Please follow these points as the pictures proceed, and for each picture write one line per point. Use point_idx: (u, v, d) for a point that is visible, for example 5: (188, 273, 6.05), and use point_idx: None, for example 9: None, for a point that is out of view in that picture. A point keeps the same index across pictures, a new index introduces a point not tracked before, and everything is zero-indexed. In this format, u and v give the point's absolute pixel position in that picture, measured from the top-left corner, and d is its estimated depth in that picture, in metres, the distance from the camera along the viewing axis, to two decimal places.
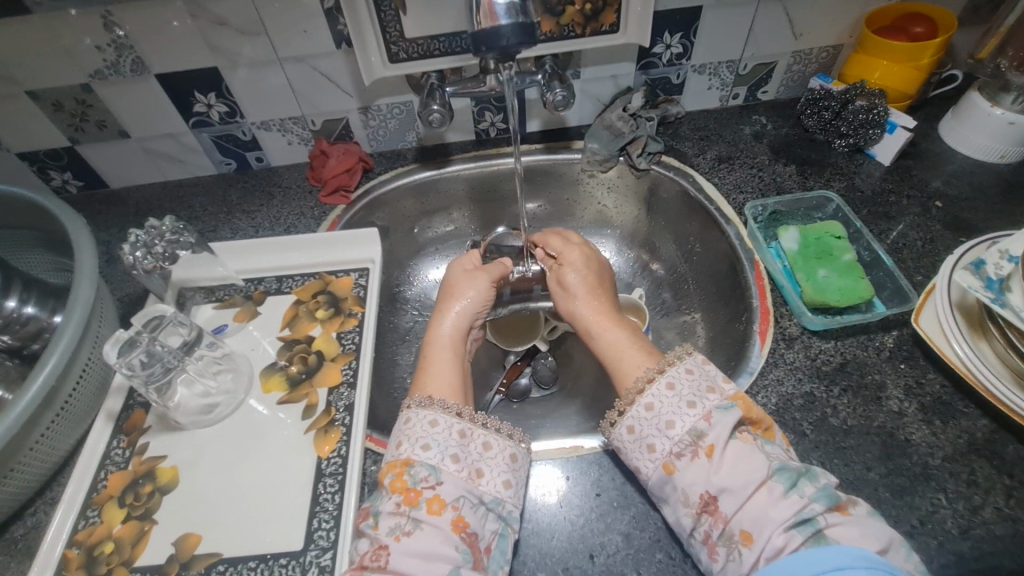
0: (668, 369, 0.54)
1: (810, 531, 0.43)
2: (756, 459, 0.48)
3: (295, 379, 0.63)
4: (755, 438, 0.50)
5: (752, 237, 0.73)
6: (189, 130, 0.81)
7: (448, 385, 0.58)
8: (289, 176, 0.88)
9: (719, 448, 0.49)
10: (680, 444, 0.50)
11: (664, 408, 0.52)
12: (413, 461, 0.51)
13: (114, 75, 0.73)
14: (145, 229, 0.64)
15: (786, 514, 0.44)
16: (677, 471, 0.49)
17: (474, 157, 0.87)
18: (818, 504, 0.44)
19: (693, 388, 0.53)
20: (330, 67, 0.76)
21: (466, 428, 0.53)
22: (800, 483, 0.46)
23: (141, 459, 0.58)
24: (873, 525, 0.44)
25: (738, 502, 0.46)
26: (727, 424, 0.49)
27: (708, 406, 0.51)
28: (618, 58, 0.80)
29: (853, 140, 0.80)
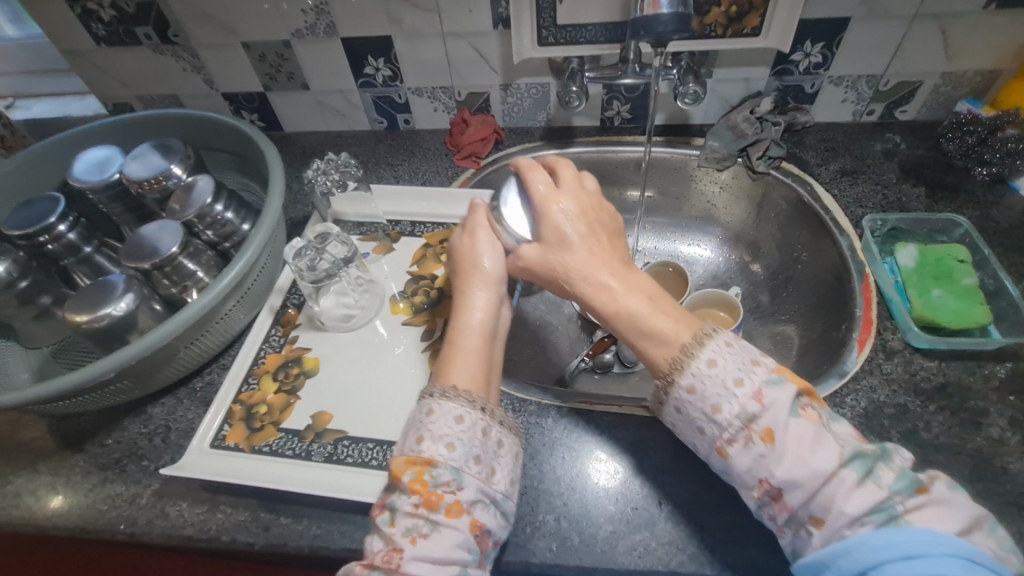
0: (706, 343, 0.49)
1: (884, 519, 0.42)
2: (826, 446, 0.44)
3: (418, 308, 0.73)
4: (819, 415, 0.47)
5: (867, 250, 0.73)
6: (357, 88, 0.95)
7: (475, 380, 0.54)
8: (429, 139, 0.99)
9: (777, 432, 0.45)
10: (731, 429, 0.46)
11: (708, 390, 0.47)
12: (435, 462, 0.48)
13: (310, 35, 0.87)
14: (327, 160, 0.80)
15: (861, 507, 0.42)
16: (730, 457, 0.46)
17: (595, 142, 0.94)
18: (899, 494, 0.43)
19: (737, 363, 0.48)
20: (485, 46, 0.86)
21: (487, 425, 0.51)
22: (876, 468, 0.44)
23: (292, 347, 0.71)
24: (955, 502, 0.43)
25: (807, 495, 0.44)
26: (783, 402, 0.45)
27: (758, 383, 0.47)
28: (753, 61, 0.83)
29: (996, 168, 0.77)
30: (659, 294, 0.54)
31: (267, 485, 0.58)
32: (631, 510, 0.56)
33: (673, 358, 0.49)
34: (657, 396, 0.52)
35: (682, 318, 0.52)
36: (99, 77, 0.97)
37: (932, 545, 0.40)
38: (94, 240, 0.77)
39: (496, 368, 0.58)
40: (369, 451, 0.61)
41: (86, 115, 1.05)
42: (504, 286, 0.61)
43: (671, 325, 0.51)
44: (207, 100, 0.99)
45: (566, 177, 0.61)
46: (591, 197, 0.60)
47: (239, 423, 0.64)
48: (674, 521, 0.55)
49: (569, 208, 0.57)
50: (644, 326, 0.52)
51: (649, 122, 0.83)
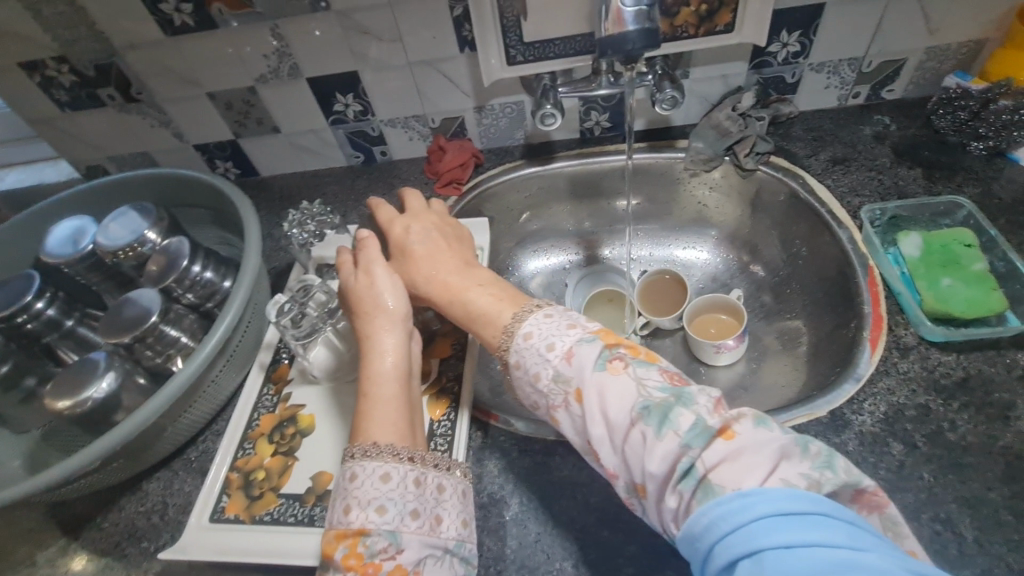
0: (525, 320, 0.55)
1: (692, 481, 0.40)
2: (624, 399, 0.46)
3: None
4: (626, 364, 0.48)
5: (868, 242, 0.70)
6: (329, 126, 0.93)
7: (394, 428, 0.53)
8: (408, 169, 0.97)
9: (585, 389, 0.48)
10: (552, 394, 0.50)
11: (528, 362, 0.52)
12: (367, 530, 0.46)
13: (274, 78, 0.85)
14: (300, 210, 0.77)
15: (660, 464, 0.42)
16: (563, 422, 0.50)
17: (577, 155, 0.92)
18: (693, 449, 0.41)
19: (552, 330, 0.53)
20: (454, 70, 0.83)
21: (421, 474, 0.51)
22: (671, 416, 0.43)
23: (286, 405, 0.68)
24: (752, 439, 0.40)
25: (622, 454, 0.45)
26: (589, 359, 0.49)
27: (570, 345, 0.51)
28: (729, 57, 0.81)
29: (992, 142, 0.75)
30: (492, 282, 0.62)
31: (272, 559, 0.56)
32: (650, 548, 0.54)
33: (502, 337, 0.55)
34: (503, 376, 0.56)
35: (513, 298, 0.59)
36: (68, 143, 0.95)
37: (751, 505, 0.37)
38: (75, 313, 0.75)
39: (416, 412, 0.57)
40: None
41: (60, 181, 1.04)
42: (411, 321, 0.62)
43: (495, 305, 0.59)
44: (180, 153, 0.97)
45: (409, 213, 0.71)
46: (435, 216, 0.71)
47: (237, 493, 0.61)
48: None
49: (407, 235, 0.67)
50: (477, 311, 0.59)
51: (630, 131, 0.81)
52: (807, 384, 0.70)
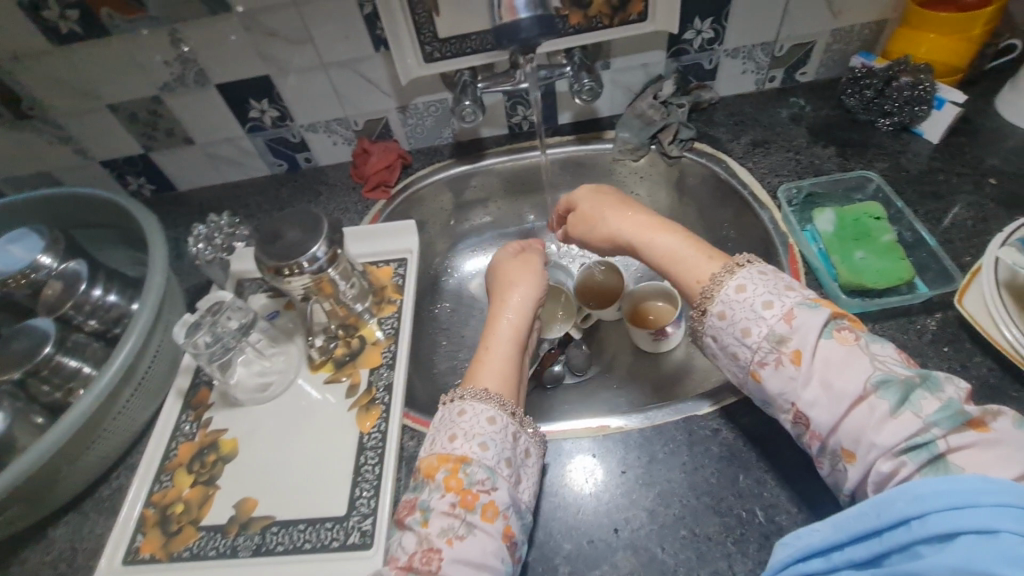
0: (736, 273, 0.52)
1: (925, 457, 0.40)
2: (857, 363, 0.44)
3: (340, 361, 0.68)
4: (856, 337, 0.46)
5: (787, 221, 0.71)
6: (246, 134, 0.88)
7: (499, 377, 0.59)
8: (335, 175, 0.93)
9: (806, 351, 0.46)
10: (761, 352, 0.48)
11: (737, 314, 0.50)
12: (469, 459, 0.50)
13: (180, 87, 0.80)
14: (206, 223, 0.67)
15: (891, 439, 0.41)
16: (764, 378, 0.48)
17: (507, 150, 0.90)
18: (938, 427, 0.40)
19: (770, 288, 0.50)
20: (371, 70, 0.81)
21: (518, 431, 0.53)
22: (913, 397, 0.42)
23: (207, 431, 0.64)
24: (1017, 439, 0.39)
25: (833, 418, 0.44)
26: (815, 323, 0.46)
27: (789, 305, 0.48)
28: (647, 46, 0.81)
29: (897, 118, 0.78)
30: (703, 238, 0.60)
31: None
32: (586, 545, 0.52)
33: (705, 286, 0.54)
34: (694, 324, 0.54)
35: (722, 254, 0.56)
36: None
37: (981, 493, 0.34)
38: None
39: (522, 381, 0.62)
40: (300, 534, 0.55)
41: None
42: (529, 302, 0.69)
43: (701, 258, 0.56)
44: (85, 171, 0.91)
45: (582, 193, 0.72)
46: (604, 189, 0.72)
47: (154, 530, 0.57)
48: (634, 548, 0.51)
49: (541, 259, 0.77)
50: (684, 260, 0.58)
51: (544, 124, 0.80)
52: None
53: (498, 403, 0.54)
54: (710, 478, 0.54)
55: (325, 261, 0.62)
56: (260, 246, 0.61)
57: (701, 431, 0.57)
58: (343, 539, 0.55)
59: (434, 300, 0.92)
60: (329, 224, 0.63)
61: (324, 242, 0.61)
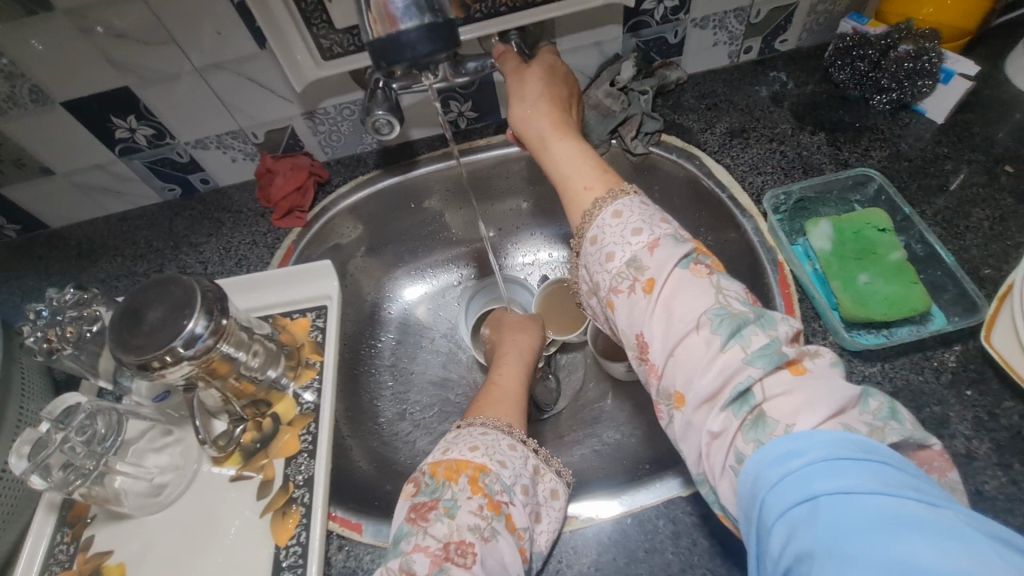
0: (618, 199, 0.48)
1: (747, 407, 0.36)
2: (702, 294, 0.41)
3: (249, 451, 0.55)
4: (711, 272, 0.42)
5: (774, 232, 0.60)
6: (118, 158, 0.72)
7: (501, 407, 0.54)
8: (240, 197, 0.78)
9: (659, 280, 0.42)
10: (619, 278, 0.44)
11: (606, 240, 0.46)
12: (488, 470, 0.44)
13: (14, 108, 0.63)
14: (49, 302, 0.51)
15: (712, 380, 0.37)
16: (617, 308, 0.44)
17: (442, 155, 0.76)
18: (754, 368, 0.37)
19: (644, 218, 0.46)
20: (261, 72, 0.65)
21: (539, 465, 0.48)
22: (743, 331, 0.38)
23: (86, 557, 0.52)
24: (826, 380, 0.36)
25: (670, 348, 0.40)
26: (675, 253, 0.43)
27: (658, 235, 0.45)
28: (599, 21, 0.67)
29: (895, 95, 0.66)
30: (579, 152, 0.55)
31: None
32: None
33: (586, 212, 0.50)
34: (575, 255, 0.51)
35: (605, 174, 0.52)
36: None
37: (798, 451, 0.32)
38: None
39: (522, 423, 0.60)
40: None
41: None
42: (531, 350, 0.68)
43: (591, 177, 0.52)
44: None
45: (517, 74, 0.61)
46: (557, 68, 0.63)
47: None
48: None
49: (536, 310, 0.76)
50: (563, 179, 0.54)
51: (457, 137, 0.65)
52: None
53: (518, 435, 0.50)
54: None
55: (209, 337, 0.49)
56: (116, 333, 0.47)
57: (687, 518, 0.47)
58: None
59: (374, 337, 0.79)
60: (204, 291, 0.50)
61: (201, 315, 0.48)
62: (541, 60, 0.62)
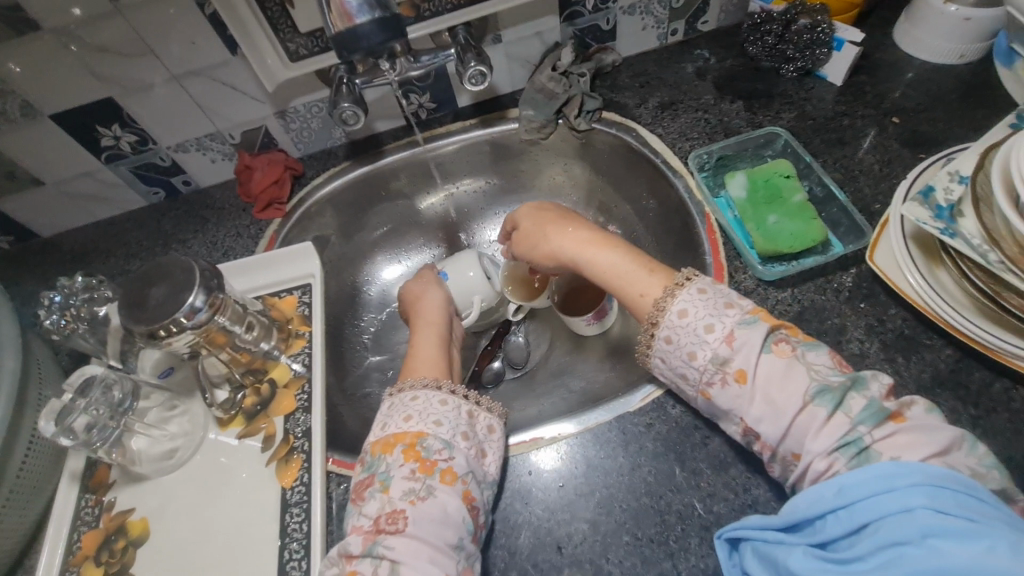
0: (678, 295, 0.52)
1: (853, 452, 0.42)
2: (794, 376, 0.45)
3: (250, 412, 0.62)
4: (792, 348, 0.47)
5: (701, 188, 0.69)
6: (105, 166, 0.77)
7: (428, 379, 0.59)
8: (221, 195, 0.84)
9: (749, 371, 0.46)
10: (707, 373, 0.49)
11: (682, 339, 0.50)
12: (425, 434, 0.51)
13: (6, 123, 0.68)
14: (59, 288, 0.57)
15: (826, 442, 0.43)
16: (714, 397, 0.49)
17: (407, 144, 0.84)
18: (863, 425, 0.42)
19: (709, 309, 0.50)
20: (234, 77, 0.71)
21: (473, 409, 0.54)
22: (845, 399, 0.44)
23: (111, 515, 0.58)
24: (930, 423, 0.42)
25: (782, 427, 0.45)
26: (754, 343, 0.47)
27: (729, 327, 0.49)
28: (537, 13, 0.75)
29: (800, 64, 0.75)
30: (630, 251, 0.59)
31: None
32: (531, 569, 0.50)
33: (651, 308, 0.53)
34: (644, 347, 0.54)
35: (663, 271, 0.56)
36: None
37: (894, 478, 0.38)
38: None
39: (453, 371, 0.65)
40: None
41: None
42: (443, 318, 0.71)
43: (647, 278, 0.56)
44: None
45: (523, 210, 0.69)
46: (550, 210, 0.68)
47: None
48: (579, 564, 0.50)
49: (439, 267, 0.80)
50: (620, 279, 0.58)
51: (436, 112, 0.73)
52: None
53: (448, 387, 0.55)
54: (648, 478, 0.53)
55: (207, 311, 0.55)
56: (125, 309, 0.54)
57: (635, 428, 0.55)
58: None
59: (356, 315, 0.86)
60: (202, 269, 0.56)
61: (200, 290, 0.55)
62: (527, 211, 0.69)
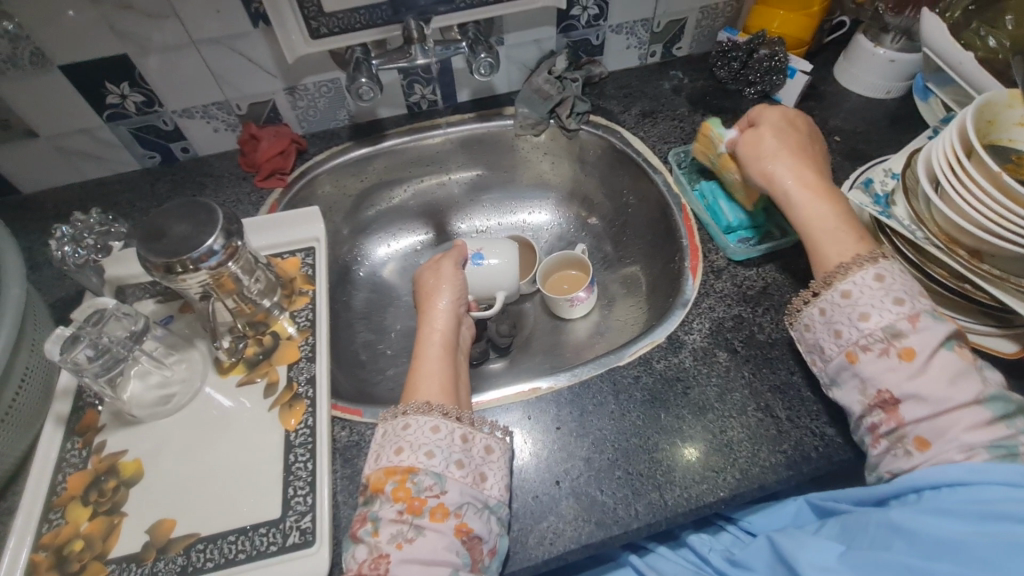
0: (854, 273, 0.54)
1: (1002, 454, 0.45)
2: (970, 380, 0.48)
3: (252, 361, 0.63)
4: (972, 357, 0.50)
5: (678, 182, 0.79)
6: (105, 124, 0.78)
7: (434, 390, 0.57)
8: (220, 164, 0.85)
9: (920, 353, 0.49)
10: (870, 338, 0.51)
11: (863, 299, 0.53)
12: (416, 469, 0.50)
13: (12, 69, 0.68)
14: (70, 223, 0.57)
15: (977, 437, 0.46)
16: (861, 360, 0.52)
17: (408, 130, 0.88)
18: (1021, 437, 0.46)
19: (903, 287, 0.52)
20: (251, 48, 0.75)
21: (468, 432, 0.53)
22: (1010, 416, 0.47)
23: (100, 457, 0.57)
24: None
25: (927, 411, 0.48)
26: (939, 333, 0.49)
27: (917, 309, 0.51)
28: (538, 22, 0.83)
29: (761, 87, 0.87)
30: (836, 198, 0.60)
31: None
32: (532, 500, 0.54)
33: (832, 265, 0.56)
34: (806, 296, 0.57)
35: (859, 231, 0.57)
36: None
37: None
38: None
39: (461, 381, 0.61)
40: (232, 546, 0.51)
41: None
42: (453, 321, 0.67)
43: (837, 229, 0.57)
44: None
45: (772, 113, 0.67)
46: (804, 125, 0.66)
47: None
48: (577, 495, 0.54)
49: (455, 262, 0.75)
50: (816, 227, 0.58)
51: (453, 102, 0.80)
52: (649, 317, 0.77)
53: (438, 411, 0.54)
54: (636, 421, 0.58)
55: (223, 254, 0.57)
56: (143, 243, 0.55)
57: (624, 379, 0.61)
58: (283, 541, 0.51)
59: (347, 290, 0.88)
60: (223, 213, 0.58)
61: (220, 234, 0.56)
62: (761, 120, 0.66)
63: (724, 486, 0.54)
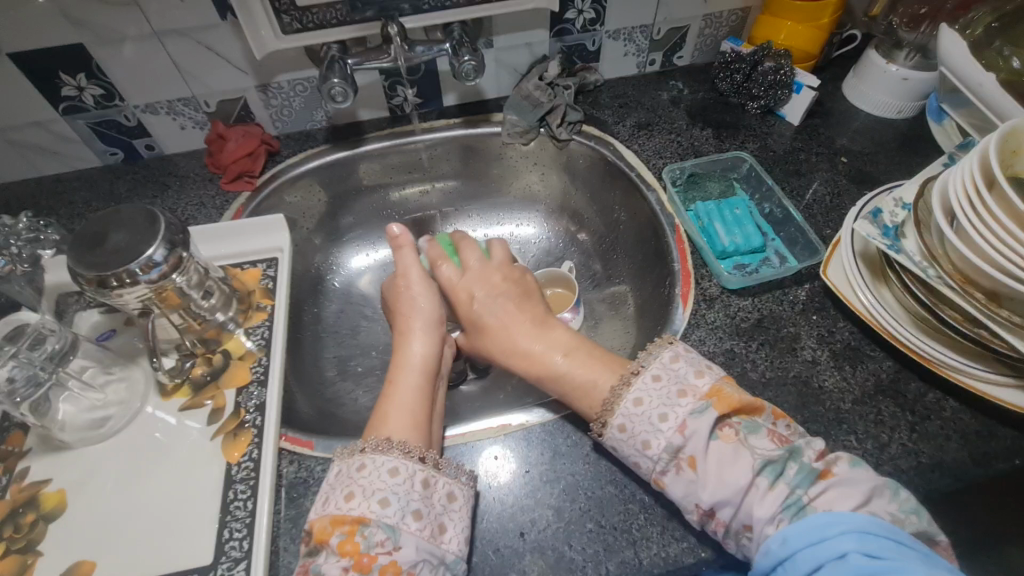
0: (632, 385, 0.50)
1: (794, 511, 0.43)
2: (740, 462, 0.45)
3: (198, 382, 0.58)
4: (737, 432, 0.47)
5: (672, 201, 0.74)
6: (61, 117, 0.72)
7: (404, 425, 0.52)
8: (186, 164, 0.80)
9: (700, 458, 0.45)
10: (660, 462, 0.47)
11: (636, 428, 0.48)
12: (367, 519, 0.44)
13: None
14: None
15: (771, 509, 0.43)
16: (667, 486, 0.47)
17: (388, 135, 0.83)
18: (799, 488, 0.43)
19: (663, 398, 0.48)
20: (219, 42, 0.70)
21: (430, 477, 0.48)
22: (780, 468, 0.45)
23: (21, 487, 0.51)
24: (856, 480, 0.44)
25: (736, 508, 0.44)
26: (705, 433, 0.45)
27: (681, 415, 0.47)
28: (530, 25, 0.78)
29: (764, 102, 0.82)
30: (575, 346, 0.57)
31: None
32: (493, 555, 0.49)
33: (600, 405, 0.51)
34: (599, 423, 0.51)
35: (611, 362, 0.54)
36: None
37: (828, 527, 0.41)
38: None
39: (434, 414, 0.56)
40: None
41: None
42: (432, 341, 0.62)
43: (589, 371, 0.54)
44: None
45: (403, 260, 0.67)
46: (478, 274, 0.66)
47: None
48: (541, 550, 0.49)
49: (441, 269, 0.67)
50: (564, 378, 0.55)
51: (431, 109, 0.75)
52: (635, 344, 0.72)
53: (399, 450, 0.48)
54: (613, 466, 0.53)
55: (165, 267, 0.52)
56: (75, 252, 0.50)
57: None
58: None
59: (316, 301, 0.83)
60: (168, 222, 0.53)
61: (162, 243, 0.51)
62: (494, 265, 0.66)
63: (705, 546, 0.49)
